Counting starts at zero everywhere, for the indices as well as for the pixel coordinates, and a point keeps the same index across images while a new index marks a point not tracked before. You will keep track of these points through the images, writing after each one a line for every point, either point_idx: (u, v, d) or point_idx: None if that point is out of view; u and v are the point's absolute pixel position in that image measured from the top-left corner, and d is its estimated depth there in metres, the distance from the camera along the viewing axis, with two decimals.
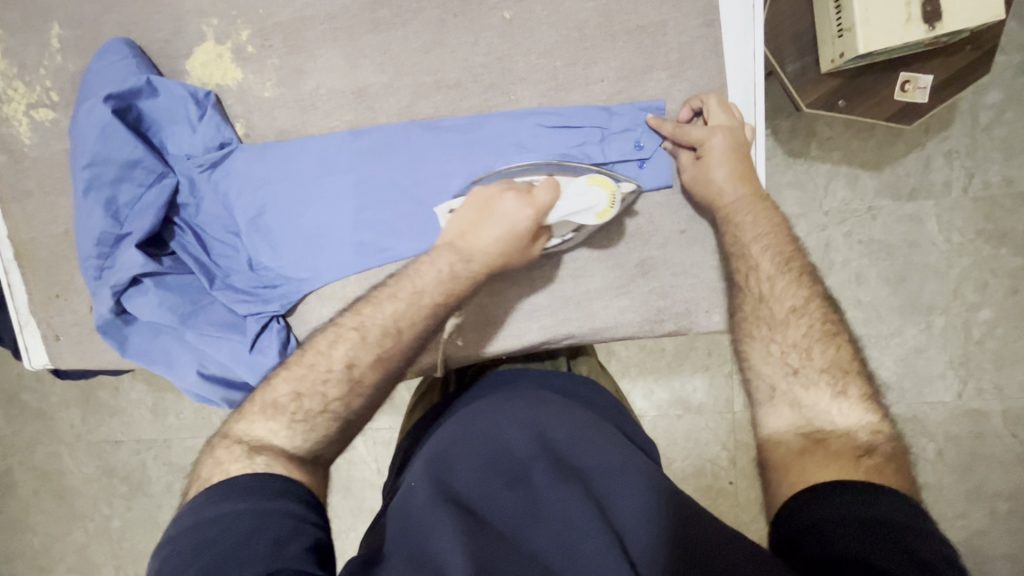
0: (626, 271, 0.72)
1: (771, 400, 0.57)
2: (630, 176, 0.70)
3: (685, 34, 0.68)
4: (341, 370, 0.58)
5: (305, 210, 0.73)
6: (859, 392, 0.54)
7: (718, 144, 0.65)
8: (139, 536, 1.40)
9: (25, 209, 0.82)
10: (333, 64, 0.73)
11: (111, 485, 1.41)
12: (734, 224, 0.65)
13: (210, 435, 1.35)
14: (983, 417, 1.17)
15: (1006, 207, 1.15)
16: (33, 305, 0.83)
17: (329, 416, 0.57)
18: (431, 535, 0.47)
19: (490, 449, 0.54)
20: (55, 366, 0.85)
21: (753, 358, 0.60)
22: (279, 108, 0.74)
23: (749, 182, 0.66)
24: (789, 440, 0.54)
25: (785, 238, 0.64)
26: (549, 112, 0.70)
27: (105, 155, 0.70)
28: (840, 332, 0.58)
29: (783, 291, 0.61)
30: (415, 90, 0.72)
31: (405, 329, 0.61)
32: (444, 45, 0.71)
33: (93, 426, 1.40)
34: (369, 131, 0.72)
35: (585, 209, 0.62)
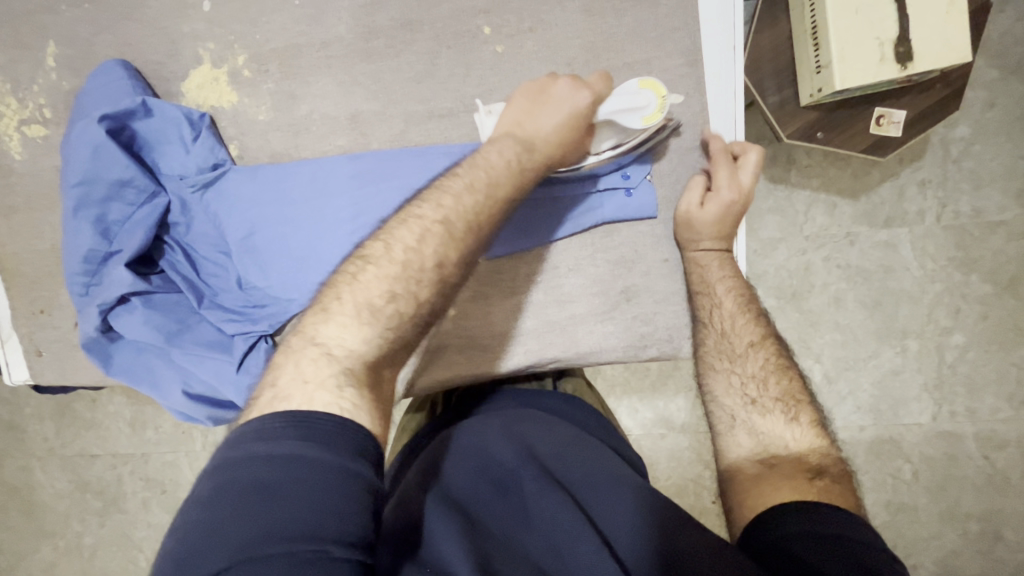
0: (609, 298, 0.74)
1: (731, 429, 0.59)
2: (616, 205, 0.72)
3: (668, 72, 0.69)
4: (429, 266, 0.56)
5: (291, 230, 0.73)
6: (809, 418, 0.58)
7: (726, 197, 0.68)
8: (112, 553, 1.37)
9: (10, 222, 0.81)
10: (327, 90, 0.73)
11: (85, 500, 1.37)
12: (703, 266, 0.70)
13: (190, 450, 1.33)
14: (956, 440, 1.20)
15: (975, 236, 1.19)
16: (15, 319, 0.83)
17: (417, 320, 0.55)
18: (434, 535, 0.47)
19: (481, 459, 0.55)
20: (34, 382, 0.85)
21: (716, 391, 0.63)
22: (272, 131, 0.75)
23: (728, 238, 0.71)
24: (747, 467, 0.56)
25: (742, 283, 0.69)
26: None
27: (97, 173, 0.71)
28: (790, 365, 0.62)
29: (741, 327, 0.66)
30: (406, 117, 0.72)
31: (484, 224, 0.59)
32: (436, 75, 0.71)
33: (69, 439, 1.38)
34: (360, 156, 0.73)
35: (634, 108, 0.65)
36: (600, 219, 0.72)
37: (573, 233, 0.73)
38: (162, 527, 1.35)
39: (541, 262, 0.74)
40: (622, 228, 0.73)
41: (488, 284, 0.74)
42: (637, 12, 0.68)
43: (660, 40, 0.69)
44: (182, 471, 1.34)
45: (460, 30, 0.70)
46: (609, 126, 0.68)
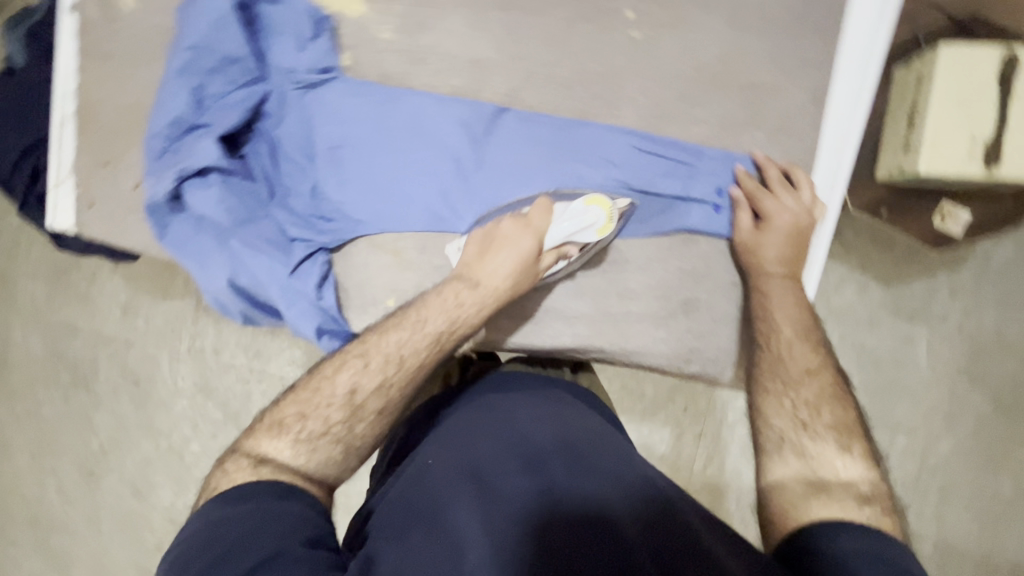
0: (670, 305, 0.74)
1: (779, 449, 0.58)
2: (704, 218, 0.71)
3: (790, 104, 0.69)
4: (342, 393, 0.59)
5: (379, 158, 0.76)
6: (862, 451, 0.56)
7: (781, 225, 0.67)
8: (67, 429, 1.35)
9: (101, 68, 0.80)
10: (456, 27, 0.73)
11: (55, 371, 1.36)
12: (763, 292, 0.68)
13: (174, 349, 1.32)
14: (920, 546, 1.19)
15: (991, 355, 1.17)
16: (76, 166, 0.82)
17: (331, 438, 0.58)
18: (455, 505, 0.50)
19: (510, 437, 0.57)
20: (75, 232, 0.84)
21: (765, 412, 0.62)
22: (389, 52, 0.74)
23: (791, 265, 0.68)
24: (789, 485, 0.55)
25: (805, 314, 0.66)
26: (645, 136, 0.71)
27: (213, 44, 0.71)
28: (849, 399, 0.60)
29: (799, 354, 0.64)
30: (525, 75, 0.72)
31: (410, 359, 0.62)
32: (565, 44, 0.71)
33: (57, 307, 1.35)
34: (467, 104, 0.73)
35: (586, 226, 0.69)
36: (685, 226, 0.72)
37: (652, 233, 0.73)
38: (123, 418, 1.34)
39: (614, 253, 0.74)
40: (702, 240, 0.73)
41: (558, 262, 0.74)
42: (778, 38, 0.68)
43: (791, 72, 0.69)
44: (160, 368, 1.32)
45: (602, 7, 0.70)
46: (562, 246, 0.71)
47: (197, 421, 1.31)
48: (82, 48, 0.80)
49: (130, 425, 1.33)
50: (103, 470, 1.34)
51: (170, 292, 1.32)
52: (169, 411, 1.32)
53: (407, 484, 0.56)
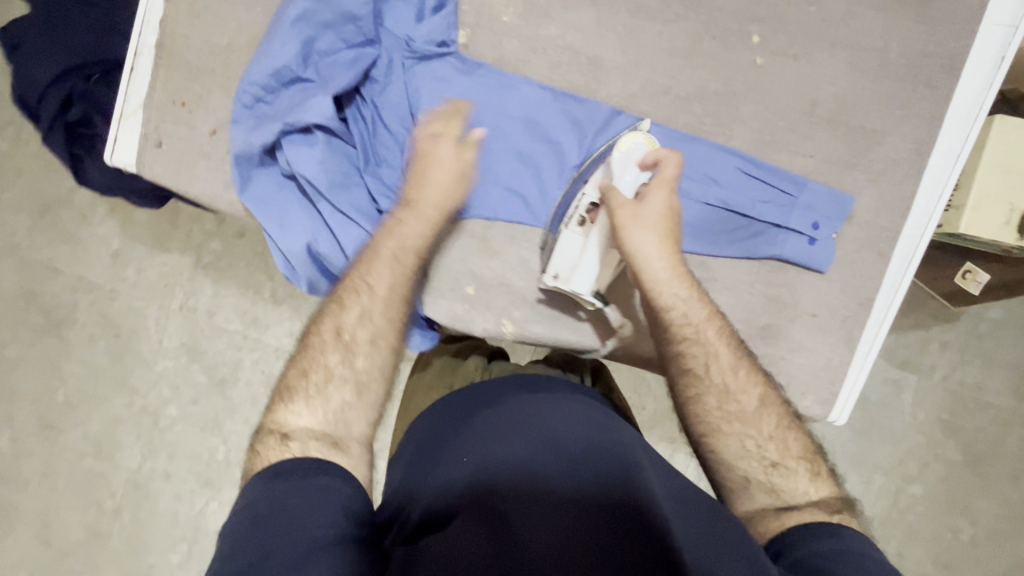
0: (749, 328, 0.75)
1: (744, 489, 0.58)
2: (798, 249, 0.73)
3: (895, 151, 0.71)
4: (329, 336, 0.60)
5: (483, 141, 0.74)
6: (827, 472, 0.59)
7: (670, 173, 0.66)
8: (31, 376, 1.24)
9: (193, 2, 0.75)
10: (583, 22, 0.72)
11: (26, 313, 1.24)
12: (657, 286, 0.64)
13: (164, 304, 1.23)
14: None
15: (969, 409, 1.15)
16: (149, 101, 0.77)
17: (336, 379, 0.58)
18: (466, 518, 0.48)
19: (539, 442, 0.53)
20: (135, 171, 0.79)
21: (717, 449, 0.60)
22: (510, 37, 0.72)
23: (675, 254, 0.65)
24: (765, 513, 0.56)
25: (717, 322, 0.64)
26: (750, 160, 0.72)
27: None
28: (795, 417, 0.61)
29: (745, 380, 0.61)
30: (645, 83, 0.72)
31: (377, 285, 0.63)
32: (691, 57, 0.71)
33: (39, 244, 1.24)
34: (582, 101, 0.72)
35: (639, 152, 0.69)
36: (777, 255, 0.73)
37: (740, 256, 0.74)
38: (96, 371, 1.24)
39: (701, 269, 0.74)
40: (790, 271, 0.74)
41: None
42: (894, 86, 0.71)
43: (902, 120, 0.71)
44: (146, 322, 1.23)
45: (731, 28, 0.71)
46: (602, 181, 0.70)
47: (178, 381, 1.22)
48: None
49: (103, 380, 1.23)
50: (66, 424, 1.23)
51: (169, 243, 1.23)
52: (149, 368, 1.23)
53: (428, 487, 0.54)
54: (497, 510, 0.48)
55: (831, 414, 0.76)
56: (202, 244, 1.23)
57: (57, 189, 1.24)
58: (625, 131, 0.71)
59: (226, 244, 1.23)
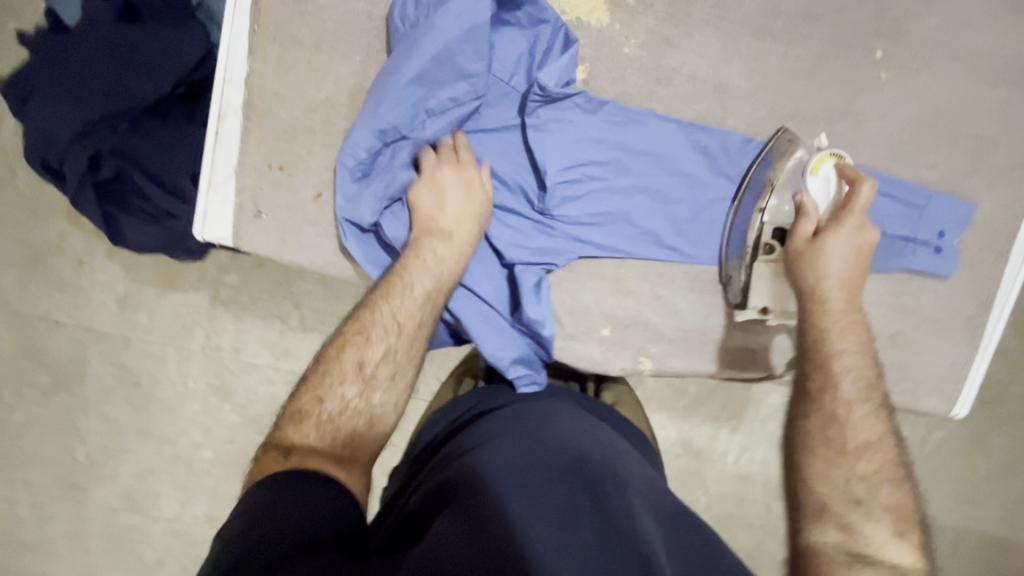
0: (878, 338, 0.76)
1: (822, 520, 0.55)
2: (926, 259, 0.74)
3: (1010, 157, 0.73)
4: (351, 369, 0.60)
5: (611, 179, 0.72)
6: (917, 539, 0.54)
7: (863, 203, 0.67)
8: (44, 437, 1.17)
9: (283, 55, 0.70)
10: (707, 50, 0.72)
11: (30, 371, 1.17)
12: (818, 318, 0.65)
13: (185, 347, 1.16)
14: (953, 553, 1.16)
15: (1002, 372, 1.12)
16: (241, 165, 0.71)
17: (349, 412, 0.59)
18: (497, 496, 0.52)
19: (569, 452, 0.57)
20: (232, 244, 0.72)
21: (809, 478, 0.58)
22: (631, 70, 0.72)
23: (850, 289, 0.66)
24: (832, 555, 0.52)
25: (869, 360, 0.63)
26: (878, 175, 0.73)
27: (444, 55, 0.65)
28: (906, 476, 0.57)
29: (860, 420, 0.59)
30: (773, 107, 0.73)
31: (403, 322, 0.63)
32: (814, 78, 0.72)
33: (30, 297, 1.16)
34: (708, 130, 0.72)
35: (831, 181, 0.69)
36: (906, 267, 0.74)
37: (870, 270, 0.75)
38: (119, 424, 1.17)
39: None
40: (914, 279, 0.75)
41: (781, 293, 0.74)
42: (1009, 91, 0.72)
43: (1014, 124, 0.73)
44: (166, 368, 1.16)
45: (854, 44, 0.72)
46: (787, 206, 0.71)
47: (209, 423, 1.16)
48: (259, 29, 0.70)
49: (128, 432, 1.17)
50: (91, 482, 1.17)
51: (180, 281, 1.15)
52: (176, 414, 1.17)
53: (454, 466, 0.58)
54: (486, 513, 0.50)
55: (954, 409, 0.78)
56: (218, 279, 1.15)
57: (46, 236, 1.15)
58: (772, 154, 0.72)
59: (245, 278, 1.15)
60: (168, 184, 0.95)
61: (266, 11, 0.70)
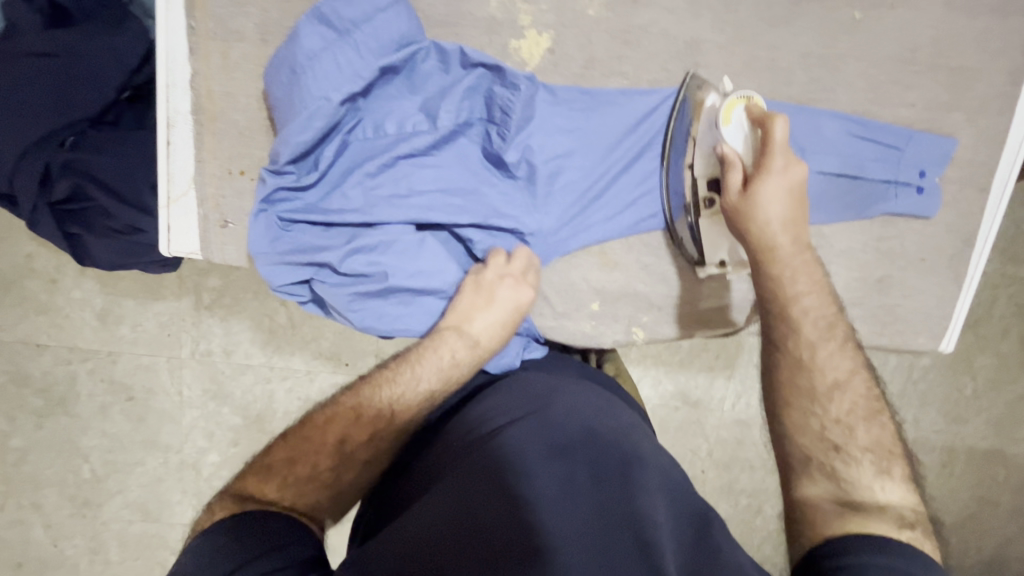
0: (866, 284, 0.76)
1: (809, 473, 0.52)
2: (908, 200, 0.73)
3: (991, 86, 0.72)
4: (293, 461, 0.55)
5: (590, 160, 0.70)
6: (903, 472, 0.51)
7: (778, 133, 0.62)
8: (46, 459, 1.16)
9: (228, 51, 0.66)
10: (675, 4, 0.69)
11: (22, 396, 1.15)
12: (773, 274, 0.60)
13: (176, 356, 1.14)
14: (948, 472, 1.20)
15: (984, 298, 1.14)
16: (199, 175, 0.67)
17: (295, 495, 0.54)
18: (477, 483, 0.50)
19: (546, 424, 0.56)
20: (203, 257, 0.70)
21: (787, 429, 0.55)
22: (599, 33, 0.69)
23: (792, 230, 0.62)
24: (821, 505, 0.50)
25: (830, 301, 0.59)
26: (857, 120, 0.71)
27: (383, 112, 0.66)
28: (884, 408, 0.54)
29: (827, 359, 0.56)
30: (746, 59, 0.70)
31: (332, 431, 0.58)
32: (789, 25, 0.70)
33: (8, 323, 1.13)
34: (674, 92, 0.70)
35: (738, 125, 0.66)
36: (889, 209, 0.74)
37: (854, 217, 0.74)
38: (120, 438, 1.16)
39: (816, 236, 0.74)
40: (898, 222, 0.75)
41: None
42: (990, 19, 0.70)
43: (995, 54, 0.71)
44: (160, 378, 1.14)
45: None
46: (709, 162, 0.69)
47: (212, 428, 1.15)
48: (198, 25, 0.65)
49: (130, 445, 1.16)
50: (101, 497, 1.17)
51: (161, 290, 1.13)
52: (176, 423, 1.16)
53: (436, 462, 0.56)
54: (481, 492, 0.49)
55: (942, 344, 0.79)
56: (198, 284, 1.12)
57: (13, 258, 1.11)
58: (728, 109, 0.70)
59: (225, 279, 1.13)
60: (129, 199, 0.90)
61: (203, 5, 0.65)
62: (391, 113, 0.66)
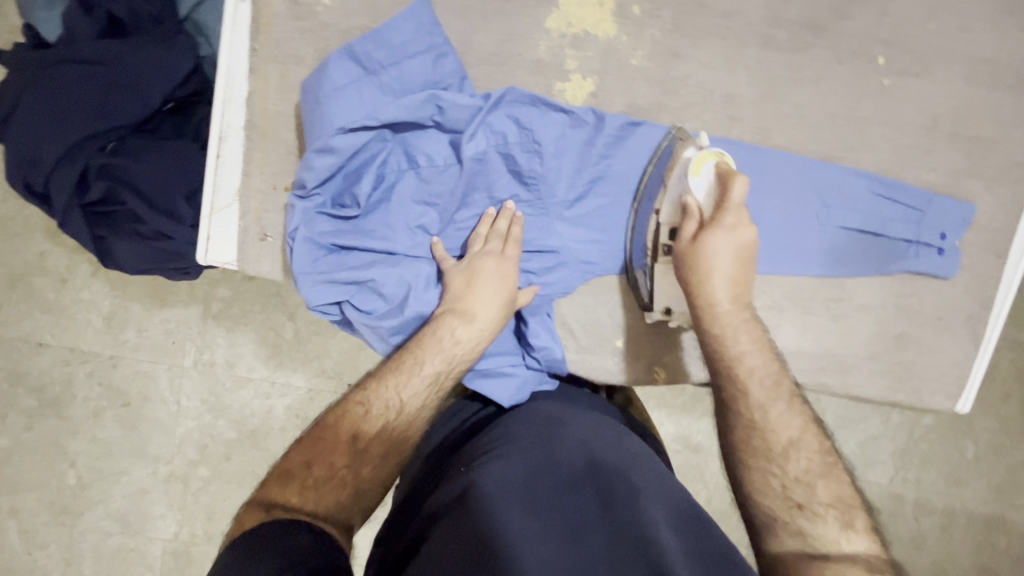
0: (884, 339, 0.78)
1: (776, 533, 0.53)
2: (929, 259, 0.75)
3: (1008, 158, 0.75)
4: (347, 440, 0.58)
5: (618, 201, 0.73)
6: (865, 523, 0.52)
7: (738, 193, 0.63)
8: (30, 461, 1.14)
9: (286, 73, 0.69)
10: (713, 60, 0.72)
11: (14, 395, 1.13)
12: (717, 330, 0.63)
13: (178, 365, 1.13)
14: (952, 537, 1.18)
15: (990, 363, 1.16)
16: (244, 189, 0.69)
17: (337, 481, 0.56)
18: (485, 512, 0.50)
19: (554, 457, 0.57)
20: (237, 267, 0.71)
21: (749, 490, 0.57)
22: (640, 81, 0.72)
23: (738, 289, 0.64)
24: (792, 561, 0.51)
25: (771, 360, 0.62)
26: (881, 180, 0.74)
27: (417, 148, 0.68)
28: (838, 463, 0.56)
29: (777, 421, 0.58)
30: (778, 115, 0.73)
31: (393, 418, 0.60)
32: (819, 86, 0.73)
33: (13, 318, 1.12)
34: (712, 138, 0.73)
35: (702, 177, 0.66)
36: (911, 268, 0.76)
37: (876, 273, 0.76)
38: (109, 445, 1.14)
39: (837, 289, 0.76)
40: (917, 280, 0.77)
41: (788, 298, 0.76)
42: (1008, 94, 0.74)
43: (1012, 127, 0.75)
44: (158, 386, 1.13)
45: (858, 51, 0.73)
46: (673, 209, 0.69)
47: (205, 442, 1.14)
48: (260, 46, 0.68)
49: (119, 453, 1.14)
50: (83, 505, 1.14)
51: (171, 298, 1.13)
52: (168, 434, 1.14)
53: (443, 488, 0.56)
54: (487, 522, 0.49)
55: (958, 404, 0.79)
56: (208, 294, 1.13)
57: (26, 255, 1.12)
58: (753, 164, 0.73)
59: (235, 291, 1.13)
60: (160, 205, 0.91)
61: (266, 28, 0.68)
62: (424, 150, 0.68)
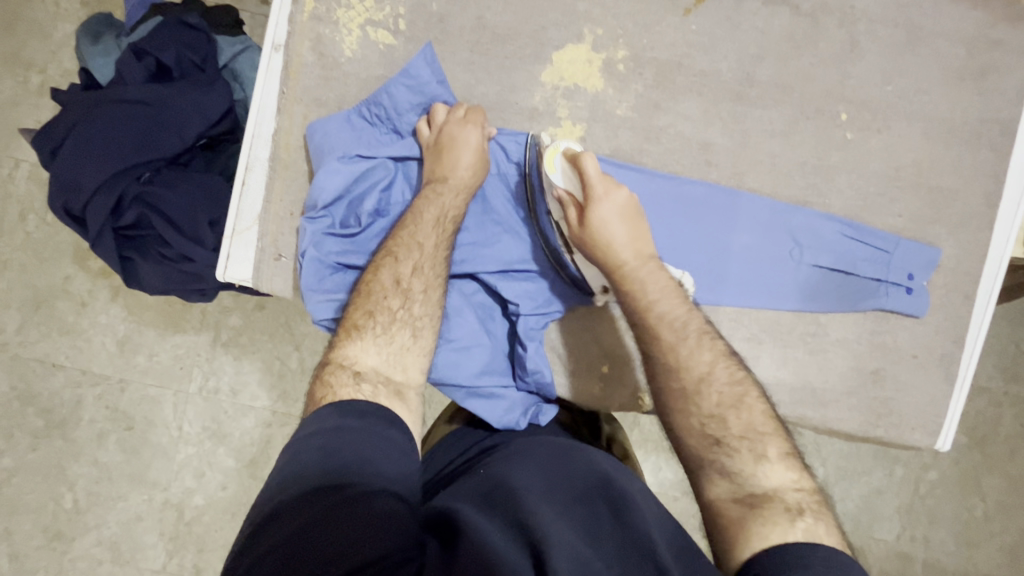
0: (861, 375, 0.81)
1: (706, 474, 0.59)
2: (899, 298, 0.80)
3: (969, 206, 0.81)
4: (390, 284, 0.65)
5: None
6: (779, 450, 0.59)
7: (592, 169, 0.69)
8: (32, 482, 1.16)
9: (308, 113, 0.77)
10: (691, 112, 0.80)
11: (24, 415, 1.17)
12: (631, 292, 0.68)
13: (183, 390, 1.17)
14: None
15: (984, 412, 1.16)
16: (264, 214, 0.76)
17: (399, 323, 0.64)
18: (505, 511, 0.49)
19: (576, 470, 0.56)
20: (251, 285, 0.77)
21: (677, 432, 0.62)
22: (624, 128, 0.80)
23: (638, 245, 0.70)
24: (726, 506, 0.56)
25: (680, 301, 0.67)
26: (849, 224, 0.80)
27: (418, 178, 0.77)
28: (749, 391, 0.62)
29: (690, 358, 0.63)
30: (751, 162, 0.80)
31: (427, 251, 0.68)
32: (789, 138, 0.80)
33: (32, 339, 1.17)
34: (691, 181, 0.80)
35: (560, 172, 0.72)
36: (882, 306, 0.80)
37: (849, 310, 0.80)
38: (109, 469, 1.17)
39: (814, 324, 0.80)
40: (890, 318, 0.81)
41: (766, 330, 0.80)
42: (964, 148, 0.81)
43: (970, 179, 0.81)
44: (162, 411, 1.17)
45: (823, 108, 0.80)
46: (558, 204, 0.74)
47: (204, 468, 1.16)
48: (288, 90, 0.77)
49: (118, 476, 1.16)
50: (76, 531, 1.16)
51: (183, 324, 1.18)
52: (168, 459, 1.17)
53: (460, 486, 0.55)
54: (507, 520, 0.48)
55: (938, 441, 0.81)
56: (219, 321, 1.18)
57: (51, 279, 1.17)
58: (731, 203, 0.80)
59: (245, 319, 1.18)
60: (187, 231, 0.99)
61: (294, 75, 0.78)
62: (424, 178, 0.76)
